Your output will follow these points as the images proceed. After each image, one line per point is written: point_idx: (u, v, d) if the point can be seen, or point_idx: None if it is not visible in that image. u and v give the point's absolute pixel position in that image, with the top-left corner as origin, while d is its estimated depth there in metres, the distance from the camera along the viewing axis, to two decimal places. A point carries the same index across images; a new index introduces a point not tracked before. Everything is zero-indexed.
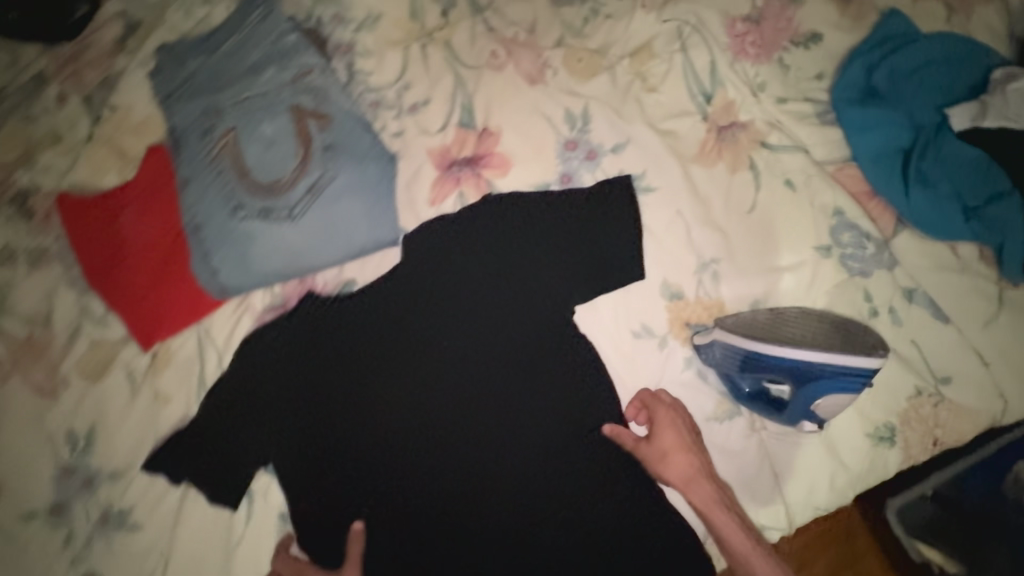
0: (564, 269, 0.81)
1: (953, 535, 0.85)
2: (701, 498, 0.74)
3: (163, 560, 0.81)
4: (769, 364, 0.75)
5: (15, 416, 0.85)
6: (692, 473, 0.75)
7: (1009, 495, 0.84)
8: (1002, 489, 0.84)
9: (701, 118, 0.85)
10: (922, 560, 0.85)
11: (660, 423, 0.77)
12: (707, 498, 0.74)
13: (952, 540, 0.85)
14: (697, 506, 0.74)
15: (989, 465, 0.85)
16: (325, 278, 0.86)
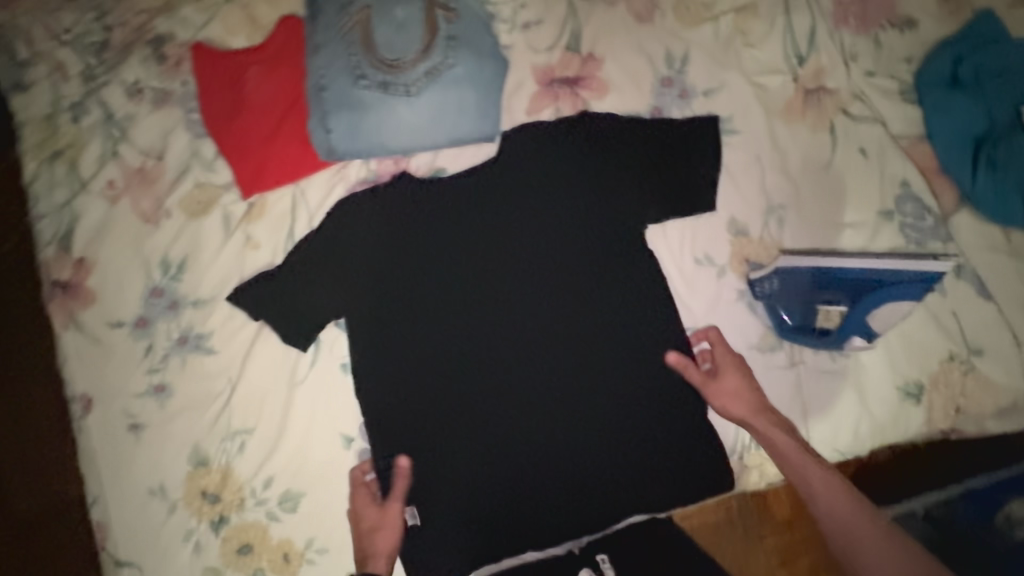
0: (645, 190, 0.87)
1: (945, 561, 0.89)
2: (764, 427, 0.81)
3: (231, 385, 0.88)
4: (834, 273, 0.83)
5: (117, 234, 0.92)
6: (752, 405, 0.81)
7: (1000, 530, 0.89)
8: (995, 525, 0.90)
9: (792, 79, 0.91)
10: None
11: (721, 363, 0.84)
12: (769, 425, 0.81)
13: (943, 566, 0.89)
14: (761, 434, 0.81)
15: (981, 501, 0.91)
16: (419, 164, 0.92)
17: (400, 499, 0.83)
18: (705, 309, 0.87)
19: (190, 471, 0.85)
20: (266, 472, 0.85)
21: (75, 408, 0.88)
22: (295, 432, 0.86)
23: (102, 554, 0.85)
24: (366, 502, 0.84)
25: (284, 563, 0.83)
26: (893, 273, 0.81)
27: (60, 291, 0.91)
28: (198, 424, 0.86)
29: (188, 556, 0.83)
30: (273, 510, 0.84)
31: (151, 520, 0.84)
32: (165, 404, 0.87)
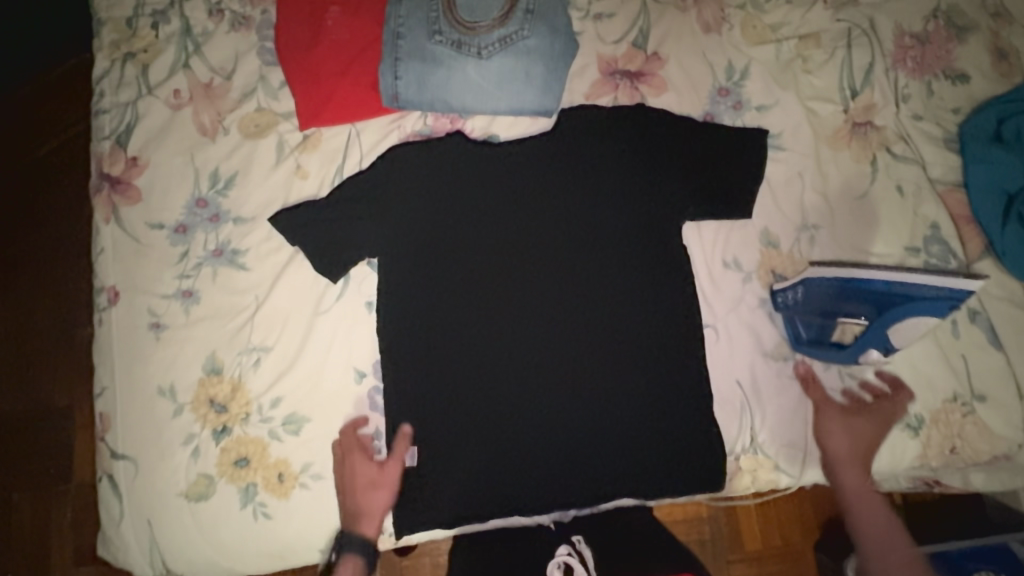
0: (689, 186, 0.90)
1: None
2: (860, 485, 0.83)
3: (258, 302, 0.89)
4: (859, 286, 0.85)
5: (173, 141, 0.95)
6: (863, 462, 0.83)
7: None
8: None
9: (842, 110, 0.95)
10: None
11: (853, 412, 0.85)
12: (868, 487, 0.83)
13: None
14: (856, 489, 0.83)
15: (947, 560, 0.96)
16: (473, 127, 0.96)
17: (401, 463, 0.85)
18: (726, 310, 0.89)
19: (202, 378, 0.86)
20: (276, 392, 0.86)
21: (101, 299, 0.90)
22: (310, 358, 0.88)
23: (101, 444, 0.86)
24: (362, 463, 0.84)
25: (278, 482, 0.84)
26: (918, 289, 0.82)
27: (108, 185, 0.93)
28: (219, 334, 0.88)
29: (186, 459, 0.84)
30: (276, 430, 0.85)
31: (155, 419, 0.86)
32: (189, 310, 0.89)
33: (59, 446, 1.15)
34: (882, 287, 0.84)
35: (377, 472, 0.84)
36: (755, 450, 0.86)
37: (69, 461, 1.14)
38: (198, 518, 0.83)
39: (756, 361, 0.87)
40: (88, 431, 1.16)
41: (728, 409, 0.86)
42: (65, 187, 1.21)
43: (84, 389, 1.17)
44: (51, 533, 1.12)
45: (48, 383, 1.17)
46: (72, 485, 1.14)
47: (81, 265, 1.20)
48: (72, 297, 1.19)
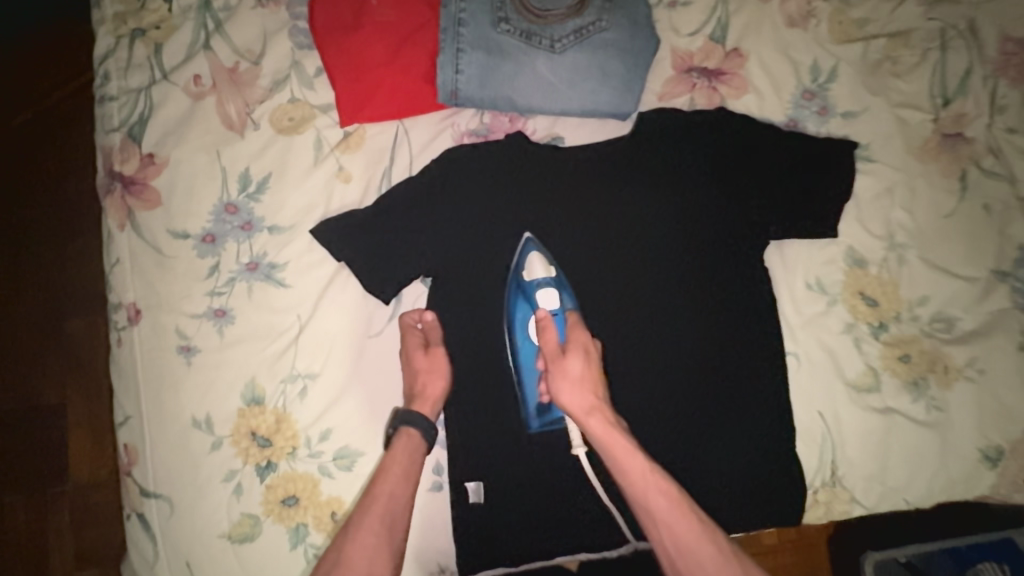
0: (775, 200, 0.82)
1: None
2: (601, 428, 0.70)
3: (301, 322, 0.80)
4: (521, 347, 0.79)
5: (195, 135, 0.83)
6: (591, 402, 0.72)
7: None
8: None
9: (931, 118, 0.88)
10: None
11: (573, 344, 0.75)
12: (604, 425, 0.70)
13: None
14: (595, 436, 0.70)
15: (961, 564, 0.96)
16: (536, 127, 0.87)
17: (445, 352, 0.79)
18: (808, 335, 0.83)
19: (242, 409, 0.78)
20: (325, 423, 0.79)
21: (119, 316, 0.80)
22: (363, 385, 0.80)
23: (128, 479, 0.77)
24: (413, 347, 0.79)
25: (330, 522, 0.77)
26: (531, 278, 0.78)
27: (121, 185, 0.82)
28: (259, 358, 0.79)
29: (227, 497, 0.77)
30: (327, 464, 0.78)
31: (190, 453, 0.77)
32: (223, 331, 0.79)
33: (51, 449, 1.04)
34: (527, 305, 0.78)
35: (426, 358, 0.78)
36: (834, 483, 0.82)
37: (63, 465, 1.04)
38: (242, 562, 0.76)
39: (839, 391, 0.82)
40: (81, 435, 1.05)
41: (809, 441, 0.82)
42: (48, 171, 1.07)
43: (76, 383, 1.06)
44: (47, 543, 1.02)
45: (33, 383, 1.05)
46: (66, 493, 1.03)
47: (70, 257, 1.07)
48: (57, 291, 1.06)
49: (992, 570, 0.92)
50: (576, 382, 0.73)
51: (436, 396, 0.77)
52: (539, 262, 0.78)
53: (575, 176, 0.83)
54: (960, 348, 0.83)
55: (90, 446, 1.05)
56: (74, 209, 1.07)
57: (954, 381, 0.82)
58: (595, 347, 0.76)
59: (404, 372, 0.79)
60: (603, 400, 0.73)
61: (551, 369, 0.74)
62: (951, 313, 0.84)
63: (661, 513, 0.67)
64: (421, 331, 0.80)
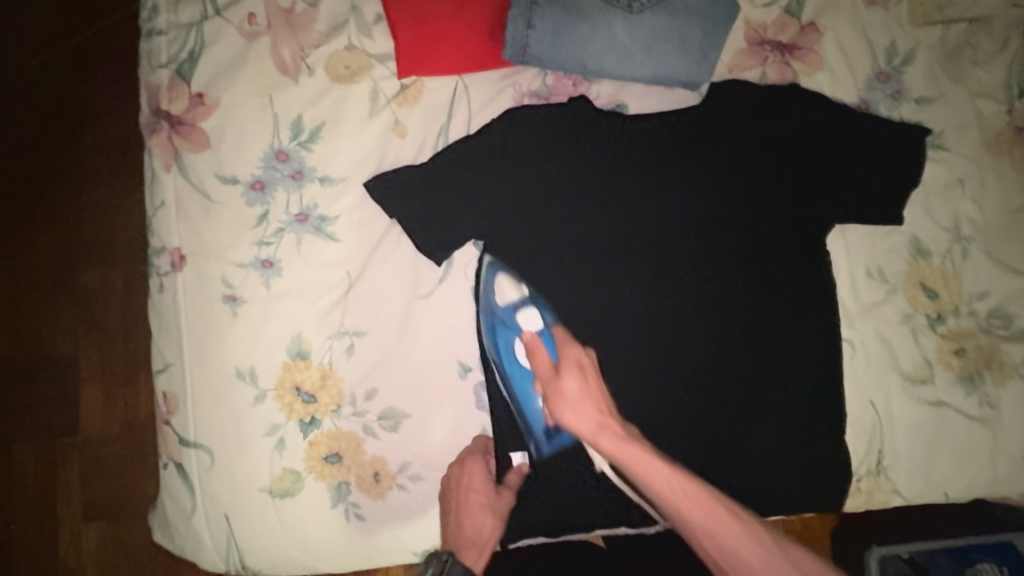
0: (844, 182, 0.80)
1: None
2: (614, 444, 0.68)
3: (350, 279, 0.78)
4: (516, 375, 0.77)
5: (246, 76, 0.79)
6: (596, 419, 0.69)
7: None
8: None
9: (1006, 110, 0.86)
10: None
11: (565, 364, 0.73)
12: (614, 441, 0.68)
13: None
14: (610, 454, 0.68)
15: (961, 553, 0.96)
16: (599, 92, 0.85)
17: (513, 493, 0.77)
18: (865, 324, 0.82)
19: (286, 362, 0.76)
20: (371, 383, 0.77)
21: (162, 261, 0.77)
22: (412, 347, 0.78)
23: (167, 428, 0.76)
24: (479, 479, 0.75)
25: (373, 482, 0.76)
26: (506, 302, 0.78)
27: (167, 125, 0.78)
28: (306, 313, 0.77)
29: (270, 451, 0.75)
30: (371, 424, 0.76)
31: (232, 405, 0.75)
32: (270, 283, 0.77)
33: (65, 394, 1.02)
34: (511, 331, 0.78)
35: (494, 495, 0.75)
36: (878, 473, 0.81)
37: (76, 413, 1.02)
38: (282, 517, 0.75)
39: (892, 382, 0.81)
40: (95, 383, 1.03)
41: (859, 430, 0.81)
42: (75, 108, 1.03)
43: (96, 331, 1.03)
44: (58, 491, 1.01)
45: (51, 327, 1.02)
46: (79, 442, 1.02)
47: (95, 200, 1.03)
48: (81, 234, 1.03)
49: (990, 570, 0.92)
50: (575, 400, 0.70)
51: (488, 539, 0.74)
52: (509, 289, 0.78)
53: (640, 145, 0.80)
54: (1017, 346, 0.82)
55: (106, 394, 1.03)
56: (99, 151, 1.03)
57: (1009, 378, 0.81)
58: (590, 359, 0.74)
59: (462, 503, 0.74)
60: (607, 411, 0.70)
61: (549, 396, 0.73)
62: (1012, 309, 0.83)
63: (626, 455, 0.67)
64: (490, 468, 0.77)
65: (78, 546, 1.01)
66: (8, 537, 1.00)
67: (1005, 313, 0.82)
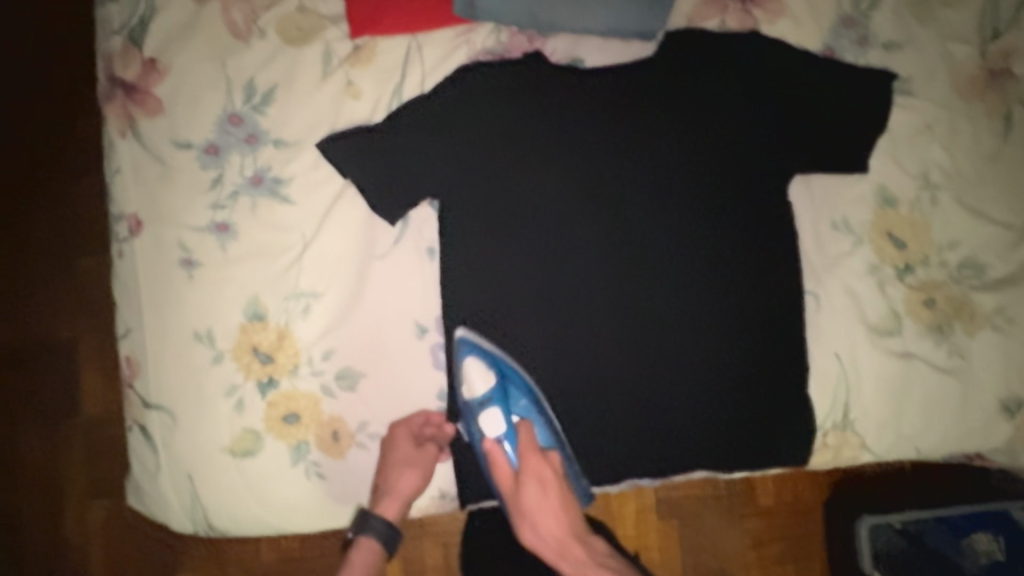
0: (806, 130, 0.78)
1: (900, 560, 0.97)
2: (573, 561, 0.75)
3: (305, 241, 0.78)
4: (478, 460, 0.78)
5: (199, 41, 0.79)
6: (558, 534, 0.76)
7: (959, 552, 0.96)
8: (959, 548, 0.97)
9: (979, 54, 0.83)
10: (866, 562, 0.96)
11: (529, 475, 0.75)
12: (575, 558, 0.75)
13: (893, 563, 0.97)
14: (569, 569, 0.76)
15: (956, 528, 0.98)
16: (555, 49, 0.83)
17: (440, 446, 0.78)
18: (831, 276, 0.80)
19: (243, 324, 0.76)
20: (327, 343, 0.77)
21: (121, 227, 0.78)
22: (367, 307, 0.78)
23: (130, 391, 0.77)
24: (403, 437, 0.76)
25: (332, 441, 0.77)
26: (473, 394, 0.76)
27: (122, 91, 0.79)
28: (262, 276, 0.77)
29: (229, 411, 0.76)
30: (328, 384, 0.77)
31: (191, 367, 0.76)
32: (226, 246, 0.77)
33: (46, 369, 1.04)
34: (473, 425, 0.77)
35: (415, 451, 0.76)
36: (845, 428, 0.80)
37: (67, 388, 1.04)
38: (244, 475, 0.76)
39: (859, 335, 0.79)
40: (91, 367, 1.04)
41: (824, 383, 0.80)
42: (38, 85, 1.03)
43: (73, 307, 1.04)
44: (57, 466, 1.03)
45: (28, 304, 1.04)
46: (70, 417, 1.04)
47: (64, 177, 1.04)
48: (53, 212, 1.04)
49: (987, 540, 0.96)
50: (540, 512, 0.75)
51: (406, 492, 0.75)
52: (479, 382, 0.76)
53: (597, 99, 0.79)
54: (988, 295, 0.79)
55: (103, 376, 1.04)
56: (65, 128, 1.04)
57: (980, 328, 0.79)
58: (552, 467, 0.76)
59: (384, 461, 0.76)
60: (571, 521, 0.76)
61: (513, 500, 0.76)
62: (983, 257, 0.80)
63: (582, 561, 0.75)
64: (421, 429, 0.77)
65: (82, 525, 1.04)
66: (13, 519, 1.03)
67: (976, 262, 0.80)
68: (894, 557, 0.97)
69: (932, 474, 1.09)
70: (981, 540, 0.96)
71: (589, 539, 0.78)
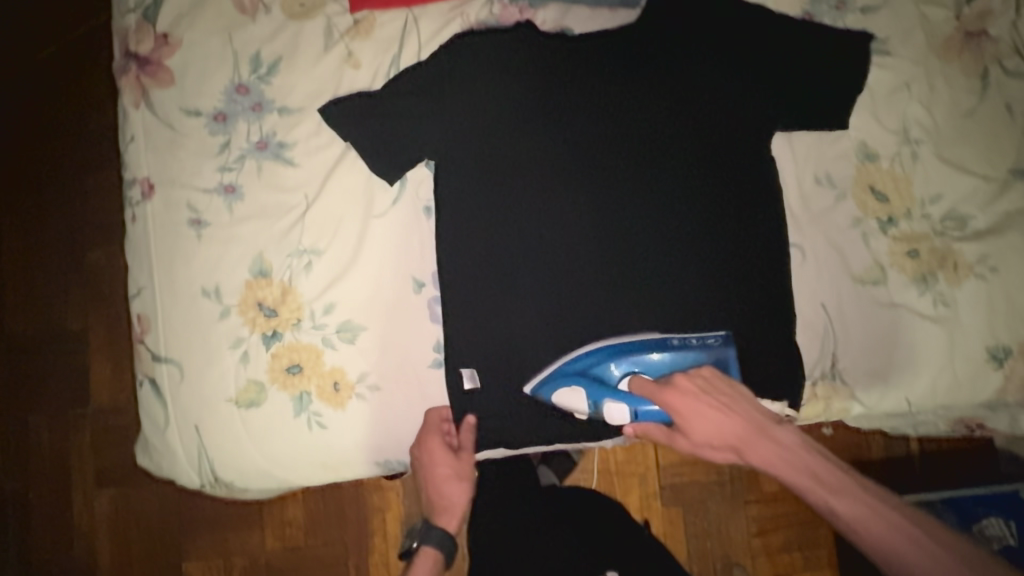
0: (787, 88, 0.81)
1: None
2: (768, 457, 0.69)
3: (308, 201, 0.82)
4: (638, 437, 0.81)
5: (209, 16, 0.84)
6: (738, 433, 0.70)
7: (969, 540, 0.95)
8: (967, 534, 0.96)
9: (954, 16, 0.86)
10: None
11: (678, 403, 0.71)
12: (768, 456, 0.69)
13: None
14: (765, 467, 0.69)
15: (961, 510, 0.98)
16: (545, 19, 0.87)
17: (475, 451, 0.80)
18: (815, 229, 0.83)
19: (249, 280, 0.80)
20: (329, 298, 0.80)
21: (134, 192, 0.82)
22: (367, 263, 0.81)
23: (140, 347, 0.81)
24: (437, 447, 0.78)
25: (333, 392, 0.79)
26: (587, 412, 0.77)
27: (135, 64, 0.84)
28: (266, 234, 0.81)
29: (234, 364, 0.79)
30: (330, 337, 0.80)
31: (199, 321, 0.80)
32: (233, 207, 0.81)
33: (61, 344, 1.08)
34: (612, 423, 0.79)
35: (455, 462, 0.79)
36: (833, 378, 0.82)
37: (81, 360, 1.08)
38: (248, 426, 0.79)
39: (844, 285, 0.82)
40: (102, 353, 1.08)
41: (810, 332, 0.82)
42: (58, 71, 1.09)
43: (87, 283, 1.09)
44: (71, 436, 1.07)
45: (46, 281, 1.09)
46: (82, 388, 1.07)
47: (81, 160, 1.10)
48: (69, 192, 1.09)
49: (996, 525, 0.96)
50: (704, 419, 0.71)
51: (462, 499, 0.82)
52: (577, 397, 0.76)
53: (585, 64, 0.82)
54: (970, 245, 0.81)
55: (113, 358, 1.08)
56: (83, 112, 1.10)
57: (964, 278, 0.81)
58: (693, 379, 0.72)
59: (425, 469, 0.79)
60: (740, 418, 0.71)
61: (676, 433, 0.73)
62: (963, 210, 0.82)
63: (767, 456, 0.69)
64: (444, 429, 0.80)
65: (90, 513, 1.06)
66: (27, 497, 1.06)
67: (957, 214, 0.82)
68: None
69: (940, 461, 1.13)
70: (990, 525, 0.96)
71: (772, 431, 0.70)
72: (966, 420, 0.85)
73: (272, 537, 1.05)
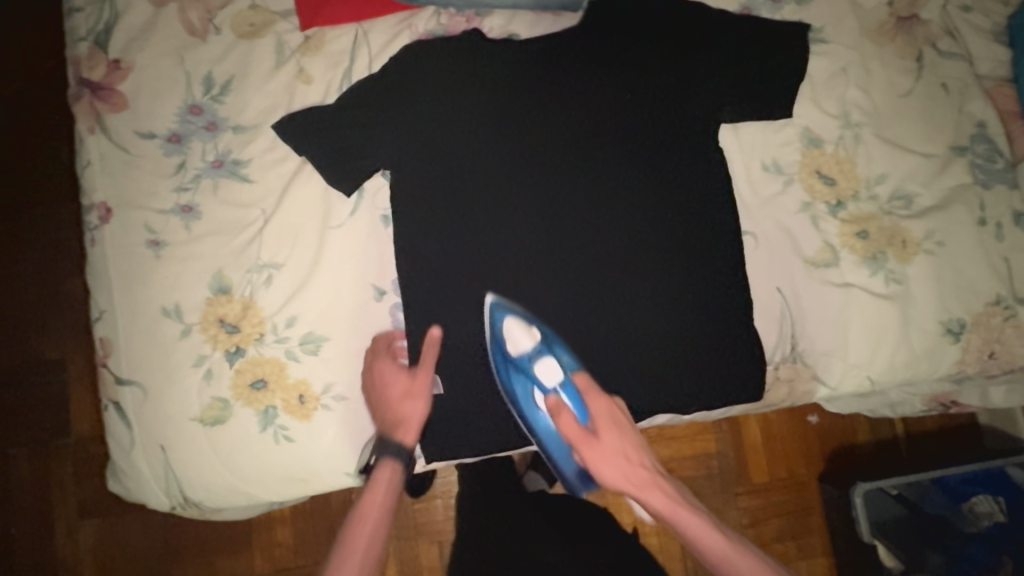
0: (730, 80, 0.83)
1: (904, 533, 0.97)
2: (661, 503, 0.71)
3: (266, 216, 0.83)
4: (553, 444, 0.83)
5: (160, 40, 0.85)
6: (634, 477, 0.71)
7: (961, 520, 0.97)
8: (958, 514, 0.98)
9: (886, 3, 0.89)
10: (870, 536, 0.97)
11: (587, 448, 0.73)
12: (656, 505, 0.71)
13: (898, 538, 0.97)
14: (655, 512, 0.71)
15: (944, 487, 0.99)
16: (492, 26, 0.90)
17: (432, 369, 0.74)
18: (765, 216, 0.84)
19: (210, 297, 0.80)
20: (291, 310, 0.81)
21: (91, 217, 0.83)
22: (327, 274, 0.82)
23: (103, 370, 0.80)
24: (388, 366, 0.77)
25: (298, 404, 0.80)
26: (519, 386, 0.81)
27: (89, 91, 0.84)
28: (225, 251, 0.81)
29: (198, 381, 0.79)
30: (293, 349, 0.80)
31: (161, 341, 0.80)
32: (190, 226, 0.82)
33: (33, 377, 1.07)
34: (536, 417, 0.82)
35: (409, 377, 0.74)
36: (794, 361, 0.83)
37: (57, 392, 1.07)
38: (214, 442, 0.79)
39: (797, 269, 0.83)
40: (79, 384, 1.08)
41: (767, 316, 0.83)
42: (17, 104, 1.10)
43: (58, 313, 1.08)
44: (51, 469, 1.06)
45: (15, 313, 1.08)
46: (60, 419, 1.06)
47: (46, 190, 1.10)
48: (34, 223, 1.09)
49: (986, 502, 0.98)
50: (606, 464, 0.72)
51: (420, 416, 0.73)
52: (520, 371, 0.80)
53: (532, 65, 0.84)
54: (917, 221, 0.83)
55: (91, 388, 1.07)
56: (45, 144, 1.10)
57: (913, 254, 0.83)
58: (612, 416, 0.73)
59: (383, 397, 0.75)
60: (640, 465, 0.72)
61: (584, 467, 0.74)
62: (908, 188, 0.85)
63: (660, 506, 0.71)
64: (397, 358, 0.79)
65: (74, 546, 1.05)
66: (9, 536, 1.04)
67: (902, 193, 0.85)
68: (894, 526, 0.98)
69: (918, 440, 1.14)
70: (980, 503, 0.98)
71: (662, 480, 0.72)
72: (941, 398, 0.92)
73: (261, 559, 1.04)
